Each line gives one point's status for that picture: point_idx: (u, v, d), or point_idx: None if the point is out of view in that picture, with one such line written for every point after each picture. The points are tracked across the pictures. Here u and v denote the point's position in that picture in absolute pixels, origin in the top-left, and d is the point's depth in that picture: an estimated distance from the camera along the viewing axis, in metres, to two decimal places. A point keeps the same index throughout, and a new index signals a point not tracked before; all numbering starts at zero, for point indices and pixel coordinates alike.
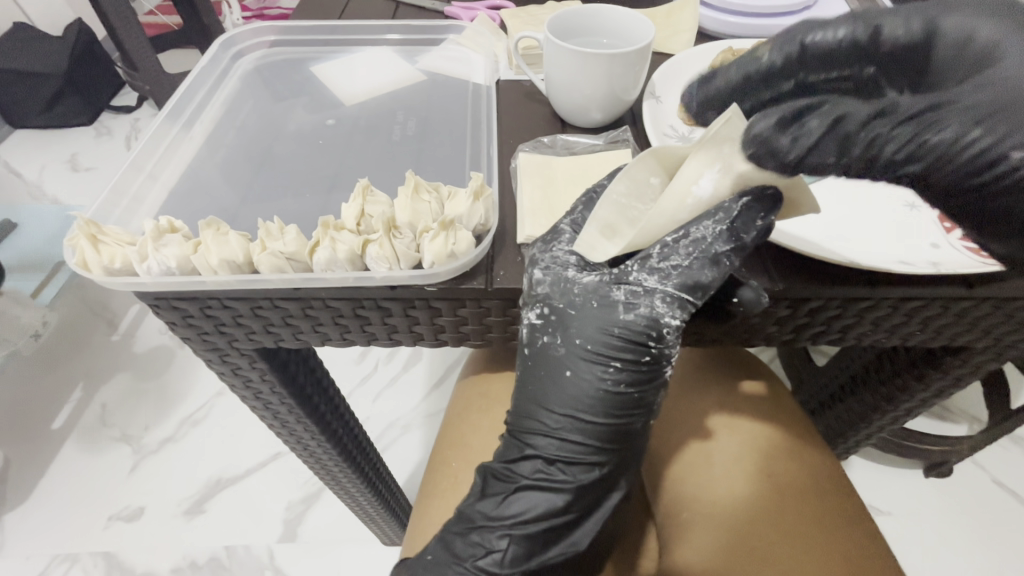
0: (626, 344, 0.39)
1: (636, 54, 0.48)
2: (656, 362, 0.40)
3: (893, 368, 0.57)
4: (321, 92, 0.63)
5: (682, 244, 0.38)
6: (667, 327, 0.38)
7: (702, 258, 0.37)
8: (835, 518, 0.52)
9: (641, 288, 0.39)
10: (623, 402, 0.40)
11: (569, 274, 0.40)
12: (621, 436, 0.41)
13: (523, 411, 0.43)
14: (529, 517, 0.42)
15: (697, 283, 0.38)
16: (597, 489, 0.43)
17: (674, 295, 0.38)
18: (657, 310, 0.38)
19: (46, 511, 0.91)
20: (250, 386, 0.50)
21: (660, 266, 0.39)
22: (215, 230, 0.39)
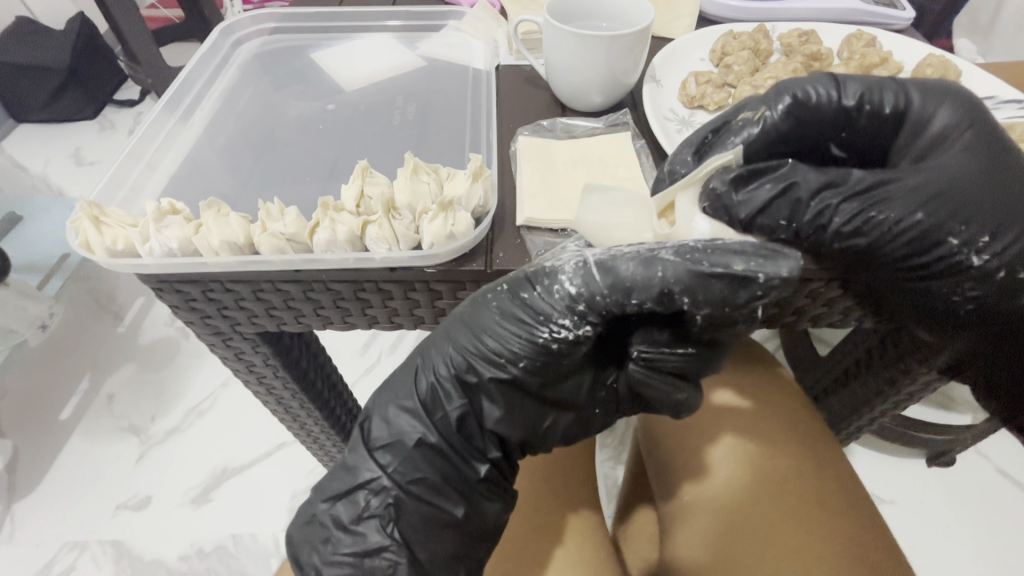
0: (525, 282, 0.39)
1: (637, 36, 0.48)
2: (537, 315, 0.38)
3: (896, 352, 0.57)
4: (321, 78, 0.63)
5: (642, 246, 0.38)
6: (558, 286, 0.38)
7: (640, 256, 0.37)
8: (838, 508, 0.52)
9: (578, 253, 0.40)
10: (492, 337, 0.39)
11: (556, 247, 0.42)
12: (476, 370, 0.40)
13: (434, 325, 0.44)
14: (397, 404, 0.42)
15: (616, 276, 0.37)
16: (454, 411, 0.41)
17: (586, 266, 0.38)
18: (564, 268, 0.38)
19: (56, 499, 0.92)
20: (253, 371, 0.50)
21: (611, 251, 0.39)
22: (215, 212, 0.39)
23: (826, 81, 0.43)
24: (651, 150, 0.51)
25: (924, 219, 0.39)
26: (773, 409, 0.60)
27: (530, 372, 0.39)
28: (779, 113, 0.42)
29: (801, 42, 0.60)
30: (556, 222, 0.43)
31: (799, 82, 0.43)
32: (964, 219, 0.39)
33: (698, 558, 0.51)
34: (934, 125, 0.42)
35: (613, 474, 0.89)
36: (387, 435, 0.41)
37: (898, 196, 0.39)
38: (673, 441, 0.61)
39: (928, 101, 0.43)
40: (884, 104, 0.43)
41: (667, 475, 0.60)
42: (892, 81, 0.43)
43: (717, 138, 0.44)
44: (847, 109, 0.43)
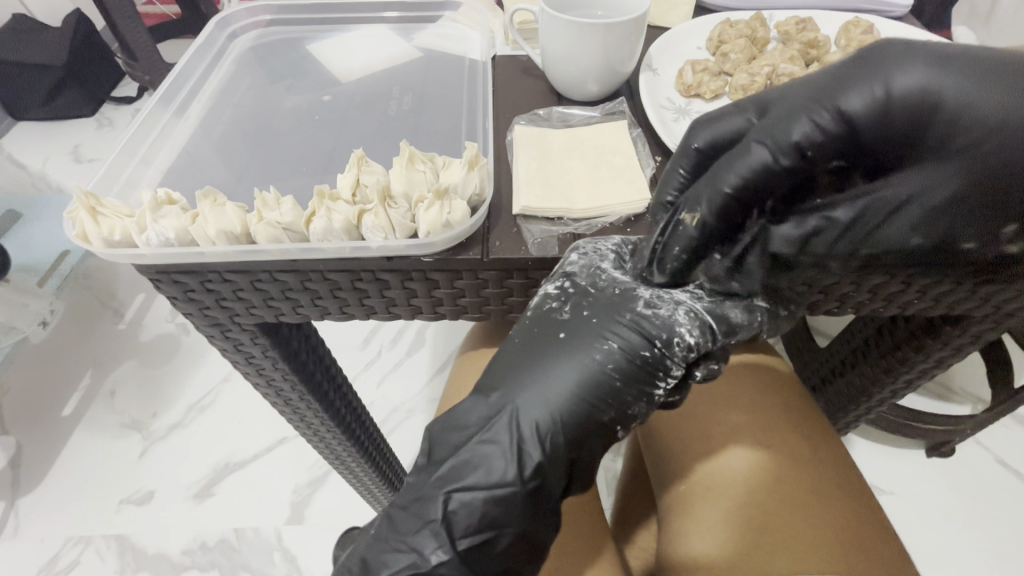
0: (633, 332, 0.39)
1: (633, 23, 0.48)
2: (656, 369, 0.39)
3: (893, 341, 0.57)
4: (318, 71, 0.63)
5: (724, 286, 0.43)
6: (677, 338, 0.39)
7: (741, 302, 0.41)
8: (833, 489, 0.53)
9: (671, 297, 0.40)
10: (604, 397, 0.38)
11: (603, 264, 0.41)
12: (588, 427, 0.39)
13: (503, 374, 0.40)
14: (486, 490, 0.38)
15: (729, 322, 0.40)
16: (554, 480, 0.39)
17: (698, 314, 0.39)
18: (678, 319, 0.39)
19: (58, 493, 0.93)
20: (253, 362, 0.51)
21: (696, 291, 0.41)
22: (211, 201, 0.39)
23: (759, 144, 0.37)
24: (647, 137, 0.51)
25: (918, 243, 0.38)
26: (781, 409, 0.59)
27: (631, 424, 0.40)
28: (712, 214, 0.38)
29: (798, 29, 0.59)
30: (552, 211, 0.43)
31: (728, 165, 0.38)
32: (984, 210, 0.36)
33: (700, 551, 0.51)
34: (908, 100, 0.33)
35: (613, 467, 0.90)
36: (475, 527, 0.38)
37: (905, 219, 0.38)
38: (670, 432, 0.61)
39: (862, 95, 0.34)
40: (820, 142, 0.35)
41: (667, 464, 0.60)
42: (836, 87, 0.35)
43: (664, 245, 0.40)
44: (792, 167, 0.37)
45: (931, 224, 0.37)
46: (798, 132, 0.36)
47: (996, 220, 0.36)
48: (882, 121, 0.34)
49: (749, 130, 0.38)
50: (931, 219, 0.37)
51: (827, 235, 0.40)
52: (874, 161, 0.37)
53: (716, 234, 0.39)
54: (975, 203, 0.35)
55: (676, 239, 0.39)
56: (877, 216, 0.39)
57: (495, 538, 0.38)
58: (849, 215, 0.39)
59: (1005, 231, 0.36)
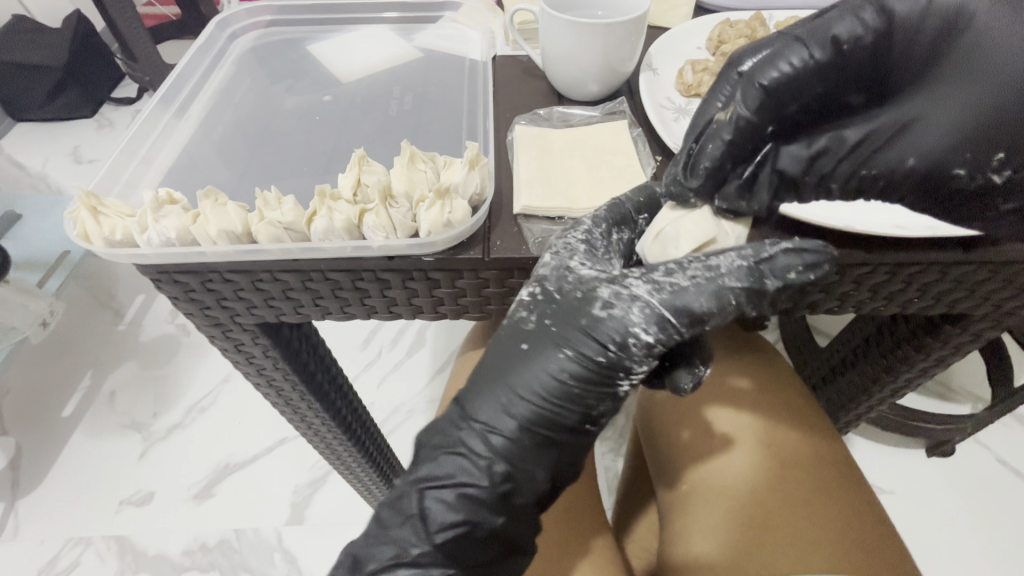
0: (588, 338, 0.38)
1: (633, 23, 0.48)
2: (614, 370, 0.38)
3: (893, 340, 0.57)
4: (319, 71, 0.63)
5: (695, 265, 0.38)
6: (633, 339, 0.37)
7: (708, 286, 0.37)
8: (833, 486, 0.53)
9: (630, 291, 0.38)
10: (566, 403, 0.38)
11: (571, 264, 0.39)
12: (554, 429, 0.39)
13: (472, 383, 0.41)
14: (457, 485, 0.38)
15: (690, 312, 0.37)
16: (532, 476, 0.39)
17: (655, 310, 0.37)
18: (632, 318, 0.37)
19: (58, 494, 0.93)
20: (253, 363, 0.51)
21: (659, 279, 0.38)
22: (213, 200, 0.39)
23: (803, 39, 0.37)
24: (648, 137, 0.51)
25: (919, 166, 0.38)
26: (772, 410, 0.59)
27: (602, 420, 0.40)
28: (748, 109, 0.38)
29: None
30: (553, 210, 0.43)
31: (768, 61, 0.37)
32: (981, 139, 0.36)
33: (701, 551, 0.51)
34: (944, 8, 0.35)
35: (613, 467, 0.90)
36: (449, 521, 0.38)
37: (911, 139, 0.38)
38: (667, 434, 0.61)
39: (906, 1, 0.36)
40: (853, 36, 0.36)
41: (666, 466, 0.60)
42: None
43: (699, 147, 0.40)
44: (825, 63, 0.37)
45: (945, 142, 0.37)
46: (838, 26, 0.36)
47: (995, 150, 0.36)
48: (917, 25, 0.36)
49: (783, 36, 0.37)
50: (933, 143, 0.38)
51: (831, 157, 0.40)
52: (892, 75, 0.38)
53: (742, 134, 0.38)
54: (972, 128, 0.36)
55: (712, 137, 0.39)
56: (880, 137, 0.39)
57: (471, 530, 0.38)
58: (855, 134, 0.39)
59: (992, 165, 0.37)
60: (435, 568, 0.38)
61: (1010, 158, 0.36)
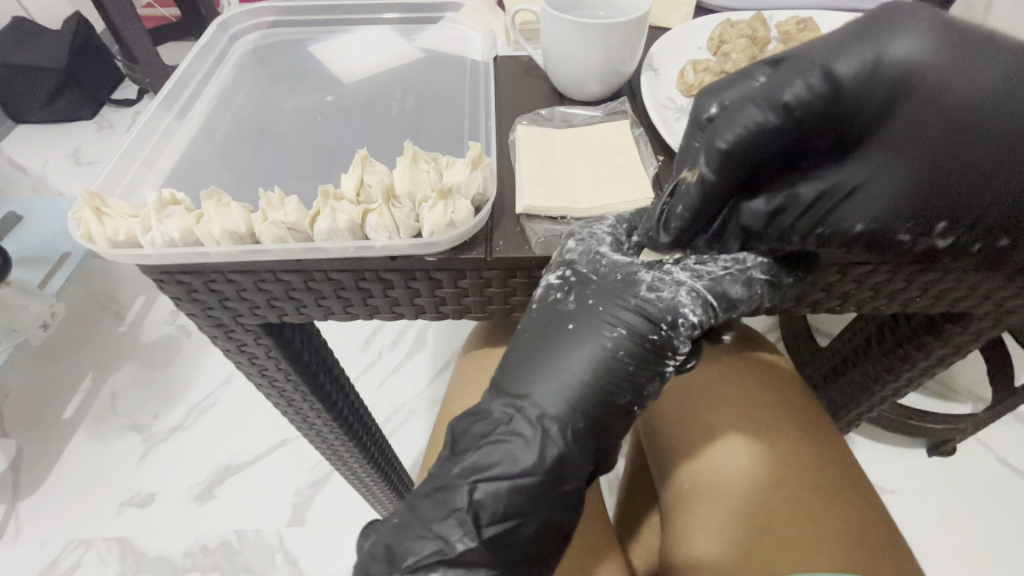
0: (639, 315, 0.39)
1: (634, 24, 0.48)
2: (663, 350, 0.39)
3: (894, 340, 0.57)
4: (320, 72, 0.63)
5: (725, 257, 0.41)
6: (682, 318, 0.38)
7: (740, 275, 0.40)
8: (834, 486, 0.53)
9: (674, 276, 0.40)
10: (620, 381, 0.39)
11: (602, 249, 0.41)
12: (601, 411, 0.39)
13: (520, 364, 0.41)
14: (510, 479, 0.38)
15: (729, 296, 0.39)
16: (579, 466, 0.39)
17: (700, 294, 0.39)
18: (680, 299, 0.39)
19: (58, 496, 0.93)
20: (255, 363, 0.51)
21: (695, 267, 0.40)
22: (216, 201, 0.39)
23: (750, 102, 0.34)
24: (649, 137, 0.51)
25: (868, 229, 0.36)
26: (778, 404, 0.59)
27: (647, 402, 0.41)
28: (710, 172, 0.36)
29: (799, 29, 0.60)
30: (555, 210, 0.43)
31: (724, 123, 0.35)
32: (932, 205, 0.34)
33: (703, 552, 0.51)
34: (892, 68, 0.30)
35: (615, 467, 0.90)
36: (502, 514, 0.38)
37: (864, 203, 0.35)
38: (669, 434, 0.61)
39: (852, 57, 0.30)
40: (802, 104, 0.32)
41: (668, 465, 0.60)
42: (832, 48, 0.31)
43: (671, 207, 0.40)
44: (773, 131, 0.33)
45: (895, 208, 0.35)
46: (783, 91, 0.32)
47: (947, 219, 0.34)
48: (868, 83, 0.31)
49: (744, 84, 0.36)
50: (881, 208, 0.35)
51: (789, 215, 0.38)
52: (846, 136, 0.34)
53: (701, 195, 0.37)
54: (920, 197, 0.34)
55: (681, 198, 0.38)
56: (835, 197, 0.36)
57: (519, 526, 0.39)
58: (809, 194, 0.36)
59: (936, 230, 0.35)
60: (480, 565, 0.38)
61: (953, 225, 0.34)
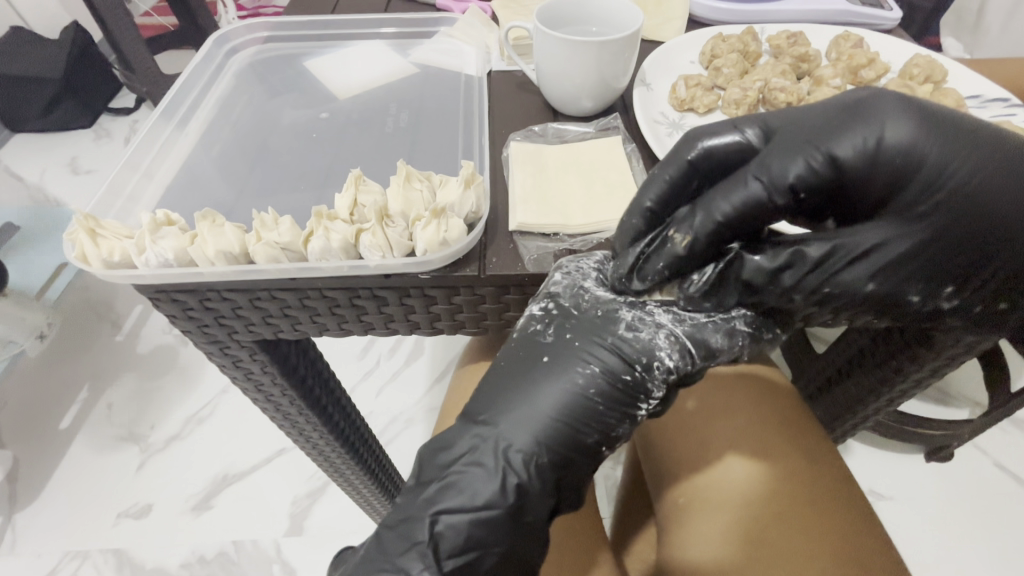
0: (615, 354, 0.38)
1: (626, 40, 0.49)
2: (637, 393, 0.38)
3: (888, 350, 0.57)
4: (315, 87, 0.64)
5: (709, 304, 0.40)
6: (657, 362, 0.38)
7: (723, 325, 0.39)
8: (831, 503, 0.52)
9: (654, 318, 0.39)
10: (589, 422, 0.38)
11: (586, 283, 0.41)
12: (571, 447, 0.38)
13: (490, 397, 0.40)
14: (470, 511, 0.37)
15: (707, 346, 0.39)
16: (541, 499, 0.38)
17: (679, 338, 0.39)
18: (658, 343, 0.38)
19: (55, 507, 0.92)
20: (251, 378, 0.51)
21: (679, 311, 0.40)
22: (210, 222, 0.40)
23: (752, 177, 0.35)
24: (642, 152, 0.52)
25: (879, 288, 0.36)
26: (776, 421, 0.59)
27: (616, 443, 0.40)
28: (703, 236, 0.37)
29: (790, 43, 0.60)
30: (548, 227, 0.44)
31: (718, 194, 0.36)
32: (938, 272, 0.35)
33: (698, 563, 0.51)
34: (891, 150, 0.32)
35: (613, 475, 0.90)
36: (460, 548, 0.37)
37: (878, 261, 0.35)
38: (666, 446, 0.61)
39: (853, 138, 0.33)
40: (809, 177, 0.34)
41: (665, 477, 0.60)
42: (822, 133, 0.34)
43: (650, 253, 0.39)
44: (772, 201, 0.35)
45: (904, 269, 0.35)
46: (785, 164, 0.34)
47: (949, 279, 0.36)
48: (871, 168, 0.33)
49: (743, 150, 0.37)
50: (891, 273, 0.35)
51: (796, 271, 0.37)
52: (851, 203, 0.36)
53: (691, 254, 0.37)
54: (926, 262, 0.35)
55: (662, 256, 0.38)
56: (847, 256, 0.36)
57: (480, 558, 0.37)
58: (818, 254, 0.36)
59: (943, 292, 0.36)
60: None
61: (959, 289, 0.36)
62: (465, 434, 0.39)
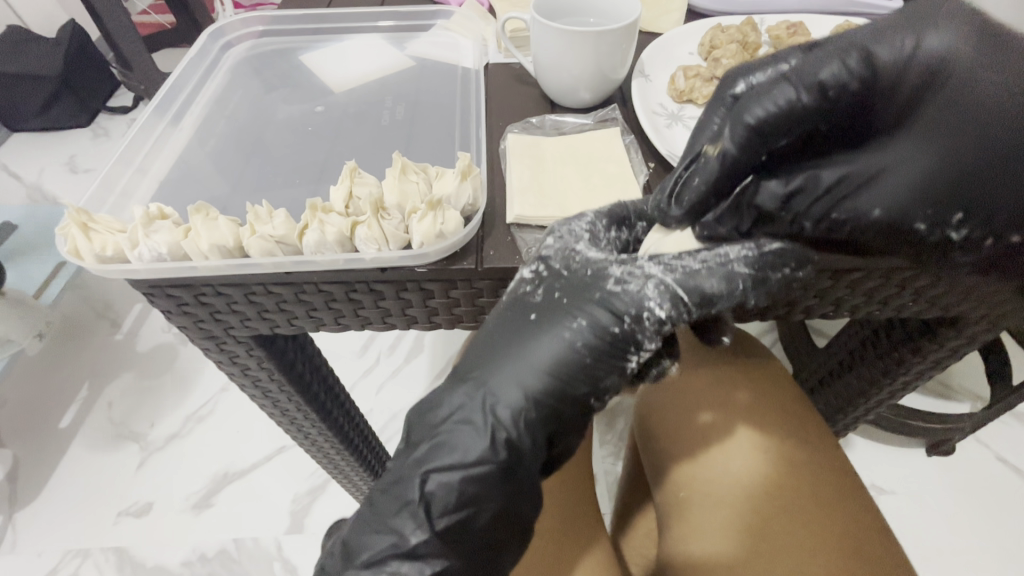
0: (603, 310, 0.38)
1: (623, 31, 0.48)
2: (626, 344, 0.37)
3: (890, 343, 0.57)
4: (310, 81, 0.63)
5: (704, 252, 0.39)
6: (647, 313, 0.37)
7: (718, 269, 0.38)
8: (831, 492, 0.52)
9: (642, 270, 0.39)
10: (577, 375, 0.38)
11: (576, 247, 0.40)
12: (557, 403, 0.38)
13: (477, 359, 0.40)
14: (461, 469, 0.37)
15: (701, 292, 0.38)
16: (532, 454, 0.38)
17: (668, 287, 0.37)
18: (646, 293, 0.37)
19: (55, 505, 0.92)
20: (248, 374, 0.51)
21: (671, 262, 0.39)
22: (204, 215, 0.39)
23: (788, 82, 0.35)
24: (640, 144, 0.51)
25: (884, 215, 0.37)
26: (773, 407, 0.59)
27: (606, 398, 0.39)
28: (734, 147, 0.36)
29: (789, 33, 0.60)
30: (547, 219, 0.43)
31: (754, 99, 0.35)
32: (945, 200, 0.36)
33: (702, 557, 0.51)
34: (922, 59, 0.33)
35: (613, 470, 0.90)
36: (453, 506, 0.37)
37: (882, 190, 0.36)
38: (666, 437, 0.61)
39: (890, 45, 0.33)
40: (844, 84, 0.34)
41: (664, 470, 0.59)
42: (863, 38, 0.34)
43: (684, 182, 0.40)
44: (812, 107, 0.34)
45: (912, 192, 0.36)
46: (825, 69, 0.34)
47: (954, 209, 0.36)
48: (899, 76, 0.34)
49: (775, 69, 0.37)
50: (900, 196, 0.36)
51: (808, 197, 0.38)
52: (879, 116, 0.36)
53: (722, 169, 0.37)
54: (933, 185, 0.35)
55: (701, 172, 0.38)
56: (851, 184, 0.37)
57: (474, 515, 0.37)
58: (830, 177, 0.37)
59: (953, 220, 0.36)
60: (437, 558, 0.37)
61: (968, 217, 0.36)
62: (451, 398, 0.39)
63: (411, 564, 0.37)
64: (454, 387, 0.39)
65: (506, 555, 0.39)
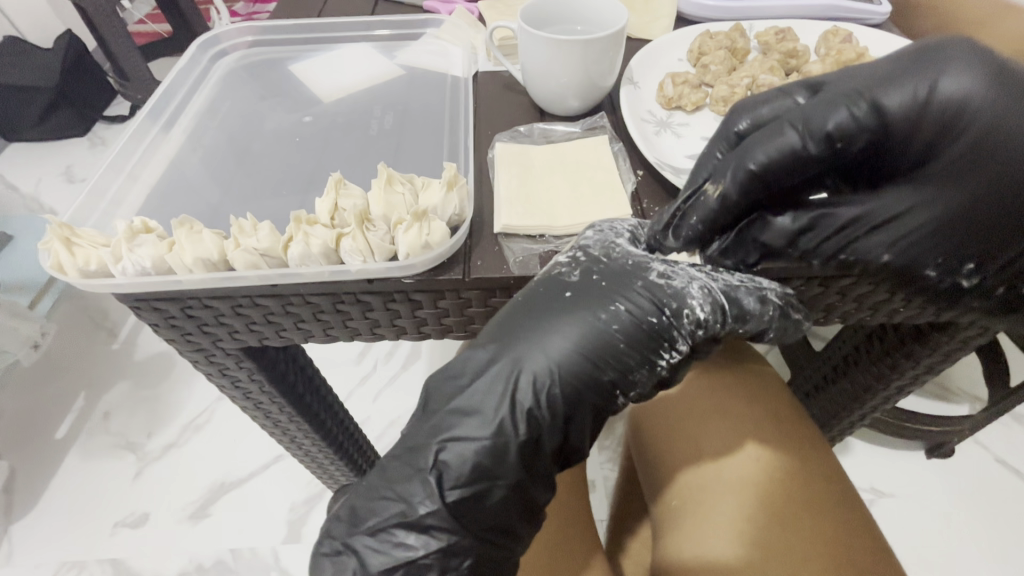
0: (645, 298, 0.38)
1: (611, 38, 0.48)
2: (661, 338, 0.38)
3: (882, 347, 0.57)
4: (302, 91, 0.63)
5: (741, 274, 0.41)
6: (688, 309, 0.38)
7: (755, 289, 0.40)
8: (828, 499, 0.52)
9: (689, 273, 0.40)
10: (608, 358, 0.37)
11: (620, 241, 0.41)
12: (581, 391, 0.37)
13: (505, 328, 0.38)
14: (477, 441, 0.36)
15: (739, 306, 0.39)
16: (547, 435, 0.37)
17: (712, 292, 0.39)
18: (691, 291, 0.38)
19: (51, 517, 0.92)
20: (239, 387, 0.50)
21: (710, 271, 0.41)
22: (188, 229, 0.39)
23: (792, 128, 0.36)
24: (629, 152, 0.51)
25: (893, 260, 0.40)
26: (781, 411, 0.60)
27: (630, 393, 0.39)
28: (734, 189, 0.37)
29: (778, 40, 0.59)
30: (534, 228, 0.43)
31: (759, 144, 0.36)
32: (954, 247, 0.39)
33: (700, 559, 0.50)
34: (941, 100, 0.34)
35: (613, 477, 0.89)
36: (466, 478, 0.36)
37: (898, 229, 0.39)
38: (671, 434, 0.60)
39: (899, 94, 0.34)
40: (853, 132, 0.35)
41: (664, 472, 0.59)
42: (874, 82, 0.35)
43: (687, 209, 0.40)
44: (818, 156, 0.36)
45: (927, 235, 0.39)
46: (832, 114, 0.35)
47: (968, 257, 0.39)
48: (915, 120, 0.35)
49: (777, 101, 0.39)
50: (913, 240, 0.39)
51: (819, 234, 0.39)
52: (885, 164, 0.38)
53: (718, 206, 0.38)
54: (933, 234, 0.39)
55: (697, 207, 0.40)
56: (868, 224, 0.39)
57: (487, 490, 0.36)
58: (844, 217, 0.39)
59: (965, 268, 0.40)
60: (445, 531, 0.36)
61: (979, 266, 0.40)
62: (471, 363, 0.38)
63: (417, 536, 0.36)
64: (480, 351, 0.38)
65: (509, 541, 0.38)
